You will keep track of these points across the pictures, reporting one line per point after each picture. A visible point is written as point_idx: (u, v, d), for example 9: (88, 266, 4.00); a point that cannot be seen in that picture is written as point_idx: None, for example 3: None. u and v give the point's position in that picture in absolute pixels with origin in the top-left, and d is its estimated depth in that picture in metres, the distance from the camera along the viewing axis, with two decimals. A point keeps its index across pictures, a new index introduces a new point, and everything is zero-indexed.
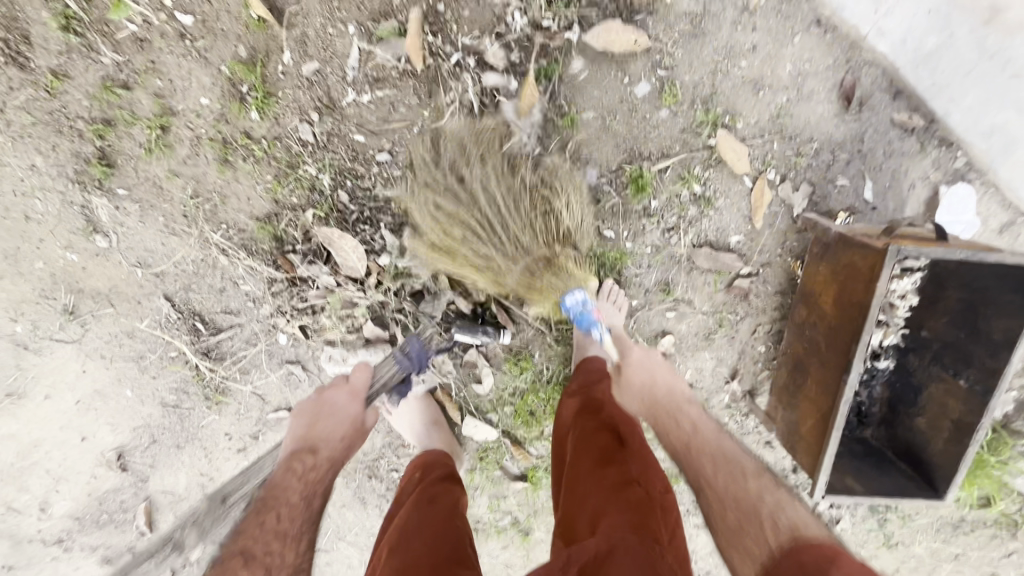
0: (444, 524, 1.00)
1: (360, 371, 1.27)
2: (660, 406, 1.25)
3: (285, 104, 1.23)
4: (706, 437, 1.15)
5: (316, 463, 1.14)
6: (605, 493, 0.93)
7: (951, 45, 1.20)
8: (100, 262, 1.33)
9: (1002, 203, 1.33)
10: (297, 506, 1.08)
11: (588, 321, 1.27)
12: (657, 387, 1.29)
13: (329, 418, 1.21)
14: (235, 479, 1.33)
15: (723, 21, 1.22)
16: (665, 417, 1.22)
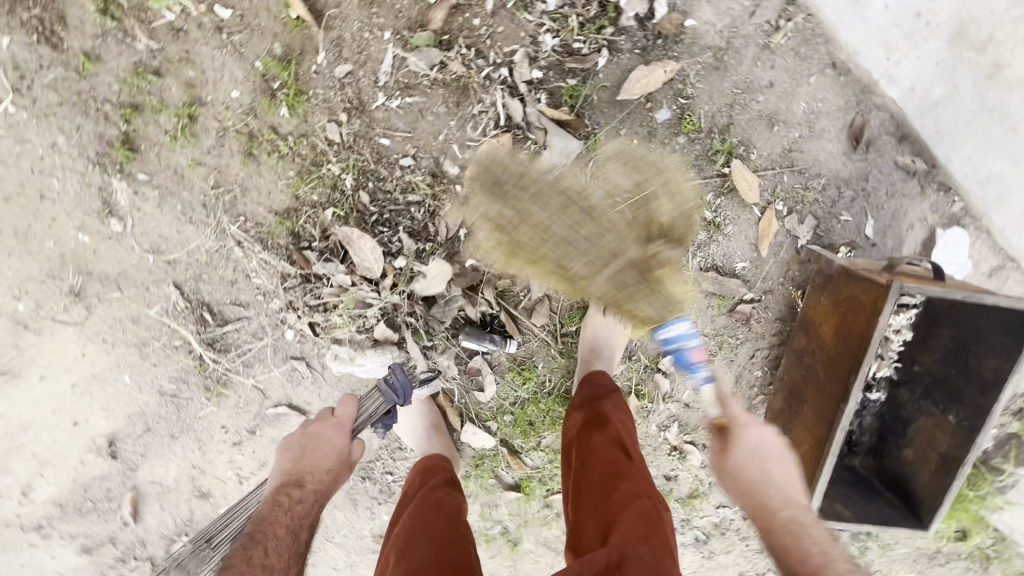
0: (447, 526, 1.00)
1: (346, 403, 1.21)
2: (776, 510, 1.02)
3: (314, 103, 1.27)
4: (832, 563, 0.93)
5: (303, 498, 1.07)
6: (613, 507, 0.98)
7: (956, 96, 1.27)
8: (113, 244, 1.33)
9: (993, 248, 1.38)
10: (286, 539, 1.03)
11: (686, 355, 1.20)
12: (771, 486, 1.05)
13: (315, 451, 1.14)
14: (219, 520, 1.28)
15: (744, 57, 1.29)
16: (782, 525, 0.99)
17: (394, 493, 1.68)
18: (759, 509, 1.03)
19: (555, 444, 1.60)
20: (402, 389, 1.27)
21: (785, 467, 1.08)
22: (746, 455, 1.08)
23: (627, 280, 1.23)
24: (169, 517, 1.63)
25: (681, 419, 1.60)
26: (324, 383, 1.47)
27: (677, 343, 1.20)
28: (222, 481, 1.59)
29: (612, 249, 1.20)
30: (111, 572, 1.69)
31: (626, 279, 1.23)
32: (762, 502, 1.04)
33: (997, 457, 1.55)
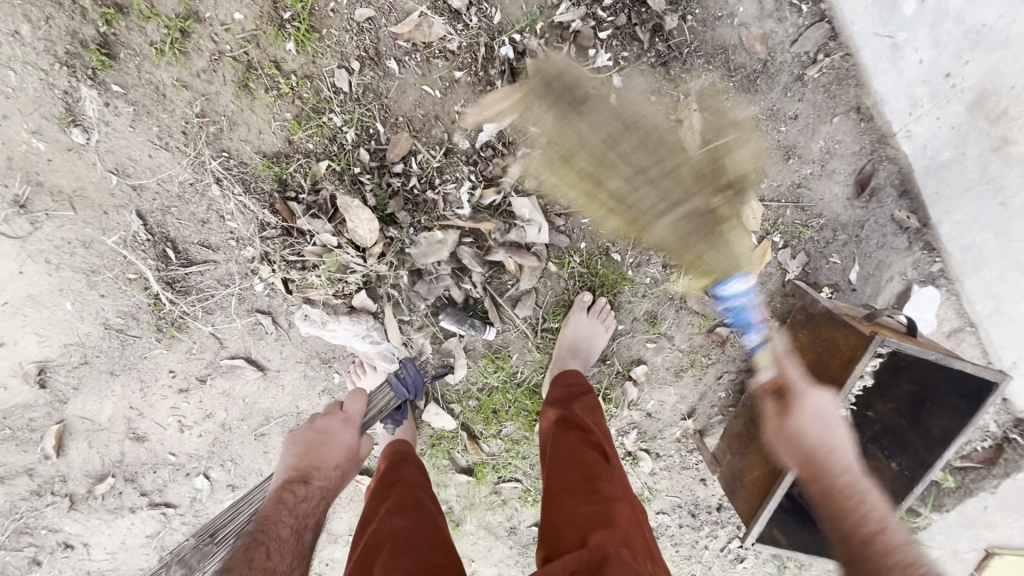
0: (426, 528, 1.04)
1: (355, 399, 1.25)
2: (834, 472, 1.06)
3: (326, 45, 1.17)
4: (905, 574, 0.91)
5: (308, 494, 1.10)
6: (598, 511, 0.94)
7: (961, 162, 1.30)
8: (71, 158, 1.19)
9: (960, 310, 1.42)
10: (288, 540, 1.03)
11: (745, 314, 1.33)
12: (854, 495, 1.03)
13: (325, 445, 1.17)
14: (223, 517, 1.28)
15: (776, 84, 1.28)
16: (840, 493, 1.04)
17: None
18: (815, 464, 1.08)
19: (514, 435, 1.58)
20: (412, 383, 1.32)
21: (850, 451, 1.09)
22: (789, 447, 1.13)
23: (691, 214, 1.27)
24: (97, 456, 1.53)
25: (640, 427, 1.61)
26: (289, 341, 1.40)
27: (735, 305, 1.30)
28: (161, 426, 1.50)
29: (677, 200, 1.26)
30: (23, 504, 1.57)
31: (683, 219, 1.28)
32: (820, 466, 1.07)
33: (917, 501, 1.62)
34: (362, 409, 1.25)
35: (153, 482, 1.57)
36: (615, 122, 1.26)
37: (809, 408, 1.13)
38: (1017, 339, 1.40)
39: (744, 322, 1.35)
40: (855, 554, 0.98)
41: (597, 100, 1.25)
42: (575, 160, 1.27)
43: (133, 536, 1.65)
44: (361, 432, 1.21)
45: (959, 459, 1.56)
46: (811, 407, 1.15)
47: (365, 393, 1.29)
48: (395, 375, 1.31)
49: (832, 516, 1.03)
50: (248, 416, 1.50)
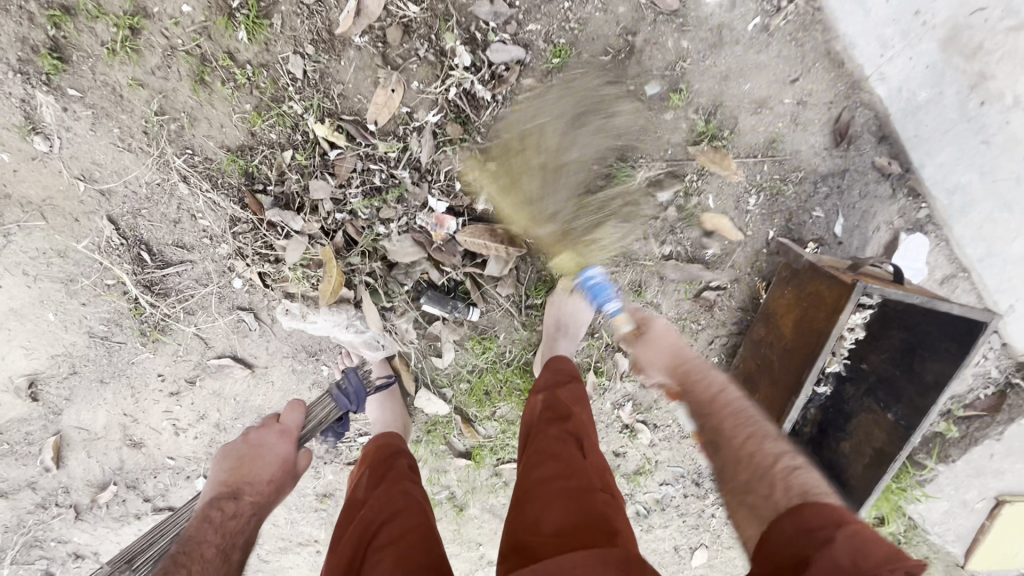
0: (411, 516, 1.05)
1: (293, 411, 1.28)
2: (691, 363, 1.22)
3: (279, 31, 1.15)
4: (743, 422, 1.08)
5: (238, 511, 1.08)
6: (575, 512, 0.92)
7: (938, 102, 1.25)
8: (35, 167, 1.19)
9: (948, 256, 1.39)
10: (213, 560, 1.00)
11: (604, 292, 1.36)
12: (684, 351, 1.25)
13: (258, 459, 1.16)
14: (142, 540, 1.24)
15: (741, 35, 1.24)
16: (694, 376, 1.19)
17: (341, 451, 1.65)
18: (683, 370, 1.21)
19: (509, 415, 1.58)
20: (355, 394, 1.35)
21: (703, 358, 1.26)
22: (658, 349, 1.28)
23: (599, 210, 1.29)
24: (96, 465, 1.55)
25: (635, 398, 1.60)
26: (274, 337, 1.40)
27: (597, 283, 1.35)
28: (157, 431, 1.51)
29: None
30: (30, 517, 1.60)
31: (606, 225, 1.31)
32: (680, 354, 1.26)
33: (922, 453, 1.59)
34: (299, 422, 1.27)
35: (155, 487, 1.59)
36: (580, 152, 1.26)
37: (659, 330, 1.31)
38: (1012, 282, 1.37)
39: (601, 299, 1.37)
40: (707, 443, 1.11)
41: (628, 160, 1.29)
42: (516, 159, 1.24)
43: None
44: (299, 448, 1.21)
45: (962, 408, 1.54)
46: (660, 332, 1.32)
47: (305, 406, 1.32)
48: (337, 386, 1.35)
49: (708, 419, 1.11)
50: (241, 416, 1.50)
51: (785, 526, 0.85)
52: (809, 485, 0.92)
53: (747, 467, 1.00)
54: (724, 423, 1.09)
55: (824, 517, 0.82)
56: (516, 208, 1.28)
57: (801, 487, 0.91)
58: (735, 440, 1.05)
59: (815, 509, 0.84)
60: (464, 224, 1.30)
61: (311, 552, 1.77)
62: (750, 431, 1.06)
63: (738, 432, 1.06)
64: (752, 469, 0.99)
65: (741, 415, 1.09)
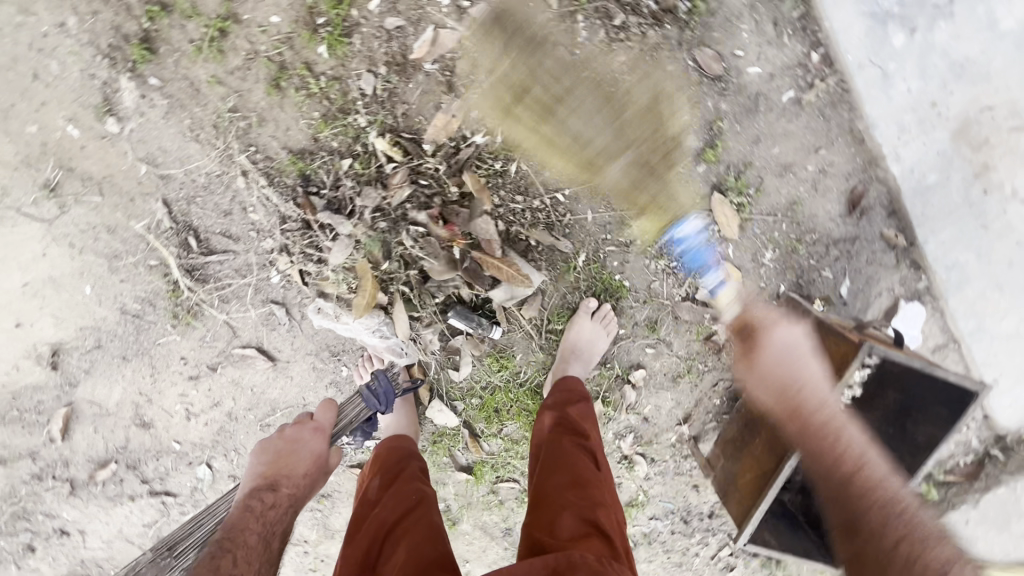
0: (419, 517, 1.07)
1: (325, 410, 1.35)
2: (812, 407, 1.28)
3: (356, 50, 1.24)
4: (885, 488, 1.23)
5: (276, 501, 1.19)
6: (587, 521, 1.00)
7: (946, 185, 1.37)
8: (104, 145, 1.26)
9: (944, 326, 1.47)
10: (256, 546, 1.10)
11: (704, 255, 1.43)
12: (804, 389, 1.29)
13: (295, 455, 1.27)
14: (183, 528, 1.34)
15: (774, 104, 1.35)
16: (823, 429, 1.28)
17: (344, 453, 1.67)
18: (805, 420, 1.28)
19: (514, 435, 1.62)
20: (383, 396, 1.41)
21: (819, 373, 1.30)
22: (767, 382, 1.34)
23: (639, 157, 1.35)
24: (101, 442, 1.55)
25: (637, 431, 1.64)
26: (301, 333, 1.44)
27: (689, 243, 1.41)
28: (168, 414, 1.52)
29: None
30: (23, 487, 1.59)
31: (640, 167, 1.36)
32: (793, 397, 1.30)
33: None
34: (331, 420, 1.35)
35: (155, 470, 1.59)
36: (587, 78, 1.30)
37: (776, 351, 1.33)
38: (997, 357, 1.47)
39: (700, 264, 1.44)
40: (834, 493, 1.27)
41: (629, 90, 1.31)
42: (555, 98, 1.30)
43: (130, 525, 1.66)
44: (330, 445, 1.30)
45: (942, 472, 1.61)
46: (781, 343, 1.34)
47: (337, 405, 1.41)
48: (367, 388, 1.41)
49: (819, 464, 1.27)
50: (255, 407, 1.52)
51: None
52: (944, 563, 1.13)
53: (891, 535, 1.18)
54: (871, 494, 1.23)
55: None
56: (555, 156, 1.34)
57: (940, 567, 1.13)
58: (877, 508, 1.22)
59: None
60: (497, 244, 1.35)
61: (299, 552, 1.77)
62: (888, 505, 1.22)
63: (879, 500, 1.22)
64: (892, 527, 1.19)
65: (878, 478, 1.24)
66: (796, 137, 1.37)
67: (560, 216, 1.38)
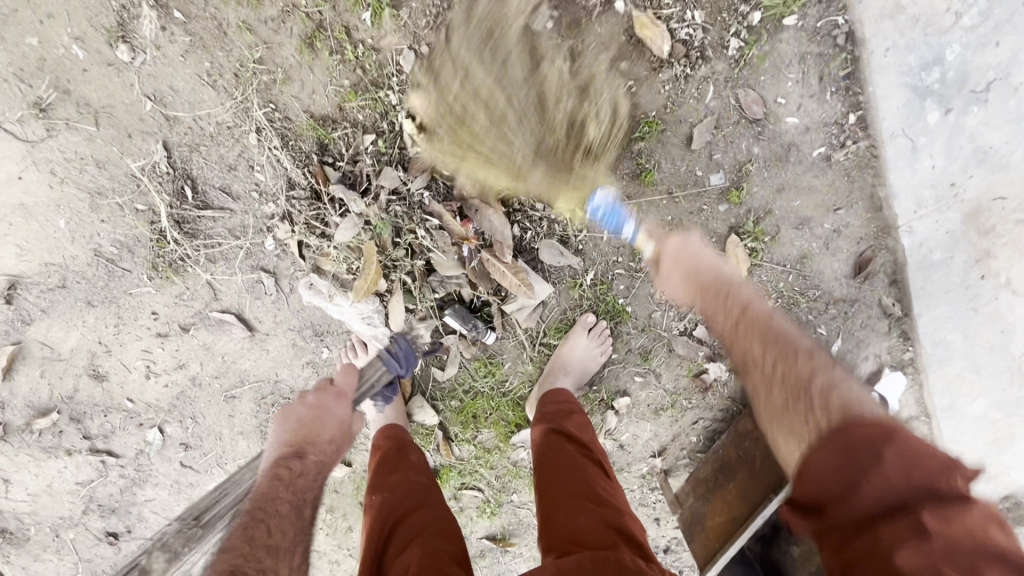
0: (434, 512, 1.01)
1: (347, 374, 1.26)
2: (715, 283, 1.20)
3: (401, 24, 1.19)
4: (768, 323, 1.12)
5: (304, 469, 1.11)
6: (608, 524, 0.95)
7: (948, 265, 1.40)
8: (109, 73, 1.17)
9: (919, 400, 1.51)
10: (287, 515, 1.05)
11: (616, 215, 1.32)
12: (705, 268, 1.23)
13: (321, 420, 1.19)
14: (207, 497, 1.21)
15: (803, 157, 1.35)
16: (717, 296, 1.18)
17: None
18: (711, 291, 1.20)
19: (488, 443, 1.57)
20: (403, 358, 1.32)
21: (749, 288, 1.20)
22: (680, 276, 1.24)
23: (557, 159, 1.23)
24: (46, 388, 1.43)
25: (610, 457, 1.62)
26: (285, 307, 1.36)
27: (604, 208, 1.31)
28: (126, 369, 1.41)
29: None
30: None
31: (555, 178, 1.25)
32: (701, 283, 1.21)
33: None
34: (355, 385, 1.25)
35: (101, 426, 1.47)
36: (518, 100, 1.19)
37: (677, 244, 1.28)
38: (963, 436, 1.52)
39: (617, 222, 1.33)
40: (740, 367, 1.13)
41: (508, 37, 1.17)
42: (469, 128, 1.19)
43: (62, 481, 1.53)
44: (354, 409, 1.22)
45: None
46: (677, 248, 1.28)
47: (356, 368, 1.29)
48: (386, 349, 1.30)
49: (738, 349, 1.12)
50: (222, 375, 1.43)
51: (823, 454, 0.81)
52: (849, 400, 0.90)
53: (784, 391, 1.01)
54: (762, 357, 1.07)
55: (868, 433, 0.78)
56: (484, 169, 1.22)
57: (843, 405, 0.89)
58: (769, 365, 1.05)
59: (858, 427, 0.80)
60: (507, 248, 1.31)
61: None
62: (781, 350, 1.05)
63: (769, 356, 1.06)
64: (799, 419, 0.94)
65: (766, 321, 1.12)
66: (817, 193, 1.37)
67: (576, 232, 1.35)
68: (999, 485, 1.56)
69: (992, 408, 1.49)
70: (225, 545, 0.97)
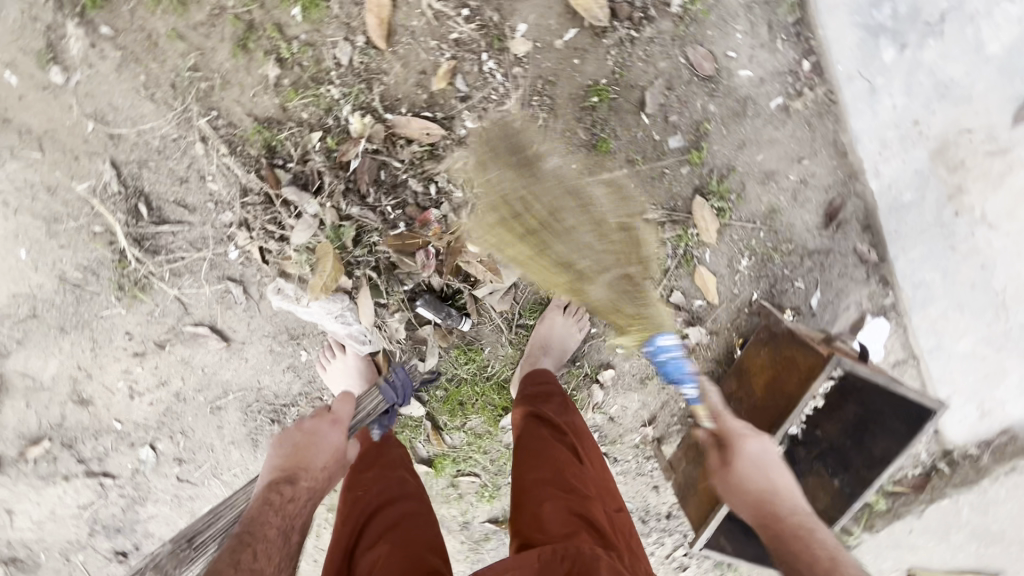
0: (407, 505, 1.04)
1: (346, 402, 1.20)
2: (783, 516, 1.07)
3: (333, 16, 1.18)
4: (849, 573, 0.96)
5: (295, 495, 1.03)
6: (574, 513, 0.97)
7: (920, 204, 1.38)
8: (46, 96, 1.16)
9: (905, 343, 1.49)
10: (275, 541, 0.97)
11: (678, 367, 1.18)
12: (776, 495, 1.10)
13: (314, 448, 1.10)
14: (201, 520, 1.22)
15: (761, 110, 1.33)
16: (791, 534, 1.04)
17: None
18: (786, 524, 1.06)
19: (478, 429, 1.57)
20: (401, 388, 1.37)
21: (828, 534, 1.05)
22: (747, 493, 1.11)
23: (628, 280, 1.17)
24: (34, 418, 1.44)
25: (602, 430, 1.62)
26: (257, 314, 1.36)
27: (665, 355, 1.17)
28: (109, 391, 1.42)
29: None
30: None
31: (623, 297, 1.18)
32: (770, 513, 1.08)
33: (852, 523, 1.69)
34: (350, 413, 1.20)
35: (93, 449, 1.49)
36: (581, 214, 1.19)
37: (745, 459, 1.13)
38: (953, 375, 1.50)
39: (677, 375, 1.20)
40: None
41: (545, 166, 1.22)
42: (539, 220, 1.17)
43: (63, 506, 1.56)
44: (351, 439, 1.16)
45: (892, 484, 1.64)
46: (749, 460, 1.14)
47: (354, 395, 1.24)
48: (386, 379, 1.36)
49: None
50: (205, 388, 1.44)
51: None
52: None
53: None
54: None
55: None
56: (538, 261, 1.20)
57: None
58: None
59: None
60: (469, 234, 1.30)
61: None
62: None
63: None
64: None
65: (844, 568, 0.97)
66: (779, 145, 1.35)
67: None
68: (993, 420, 1.55)
69: (980, 345, 1.47)
70: (209, 570, 0.91)
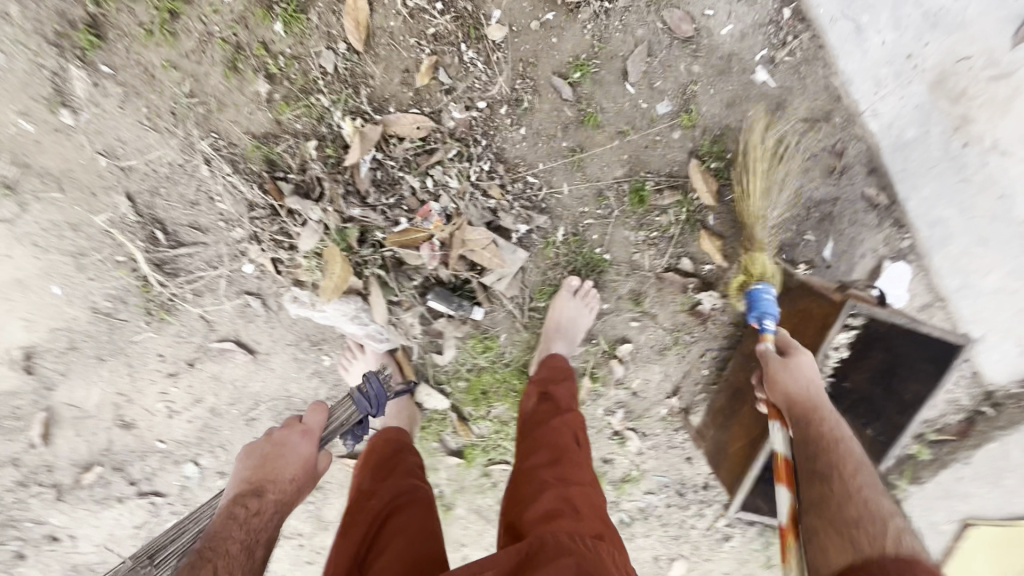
0: (415, 515, 1.06)
1: (316, 412, 1.27)
2: (823, 410, 1.07)
3: (314, 28, 1.21)
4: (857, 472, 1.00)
5: (261, 508, 1.08)
6: (560, 497, 0.97)
7: (925, 139, 1.35)
8: (59, 138, 1.23)
9: (929, 284, 1.45)
10: (237, 556, 0.99)
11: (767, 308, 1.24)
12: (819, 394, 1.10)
13: (282, 459, 1.17)
14: (166, 534, 1.26)
15: (747, 65, 1.32)
16: (820, 420, 1.06)
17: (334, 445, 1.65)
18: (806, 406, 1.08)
19: (503, 416, 1.59)
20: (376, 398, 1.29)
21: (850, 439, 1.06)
22: (790, 377, 1.11)
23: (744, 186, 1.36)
24: (84, 445, 1.52)
25: (627, 406, 1.62)
26: (278, 324, 1.41)
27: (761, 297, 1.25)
28: (149, 413, 1.50)
29: None
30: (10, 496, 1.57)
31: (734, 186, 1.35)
32: (811, 403, 1.08)
33: (896, 476, 1.65)
34: (321, 423, 1.27)
35: (141, 470, 1.57)
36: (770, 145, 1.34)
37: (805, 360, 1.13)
38: (984, 312, 1.45)
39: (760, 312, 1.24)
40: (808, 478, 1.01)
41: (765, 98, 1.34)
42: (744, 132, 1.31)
43: (120, 527, 1.64)
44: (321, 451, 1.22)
45: (934, 432, 1.59)
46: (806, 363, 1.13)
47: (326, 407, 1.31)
48: (358, 389, 1.29)
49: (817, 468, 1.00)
50: (238, 401, 1.50)
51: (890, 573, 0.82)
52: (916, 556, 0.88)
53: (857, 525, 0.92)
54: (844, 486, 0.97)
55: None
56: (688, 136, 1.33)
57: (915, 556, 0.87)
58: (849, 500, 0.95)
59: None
60: (471, 223, 1.33)
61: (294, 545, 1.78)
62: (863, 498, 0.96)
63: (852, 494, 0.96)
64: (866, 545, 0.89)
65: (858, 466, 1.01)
66: (769, 98, 1.34)
67: (535, 193, 1.36)
68: None
69: (1010, 279, 1.42)
70: None
